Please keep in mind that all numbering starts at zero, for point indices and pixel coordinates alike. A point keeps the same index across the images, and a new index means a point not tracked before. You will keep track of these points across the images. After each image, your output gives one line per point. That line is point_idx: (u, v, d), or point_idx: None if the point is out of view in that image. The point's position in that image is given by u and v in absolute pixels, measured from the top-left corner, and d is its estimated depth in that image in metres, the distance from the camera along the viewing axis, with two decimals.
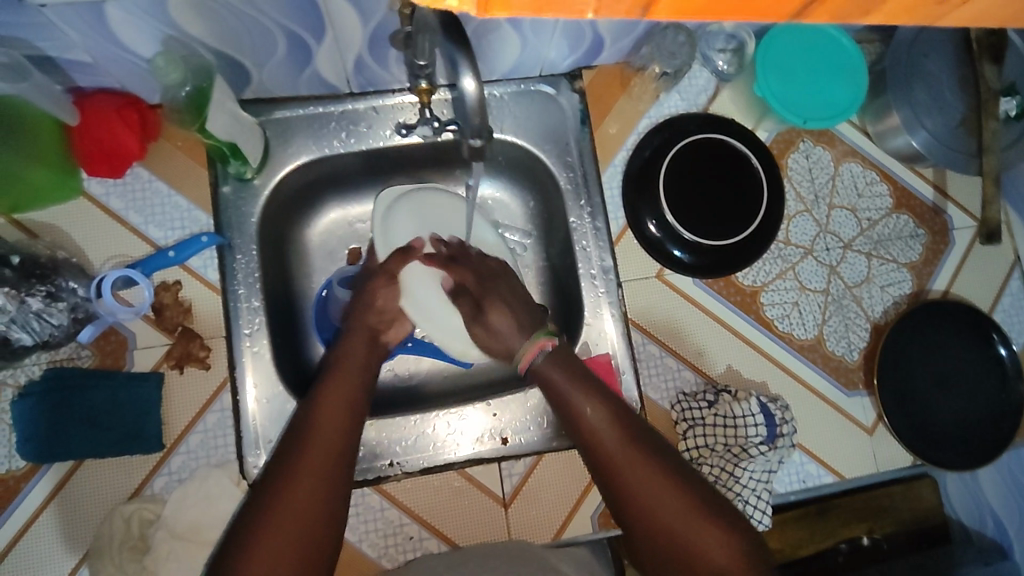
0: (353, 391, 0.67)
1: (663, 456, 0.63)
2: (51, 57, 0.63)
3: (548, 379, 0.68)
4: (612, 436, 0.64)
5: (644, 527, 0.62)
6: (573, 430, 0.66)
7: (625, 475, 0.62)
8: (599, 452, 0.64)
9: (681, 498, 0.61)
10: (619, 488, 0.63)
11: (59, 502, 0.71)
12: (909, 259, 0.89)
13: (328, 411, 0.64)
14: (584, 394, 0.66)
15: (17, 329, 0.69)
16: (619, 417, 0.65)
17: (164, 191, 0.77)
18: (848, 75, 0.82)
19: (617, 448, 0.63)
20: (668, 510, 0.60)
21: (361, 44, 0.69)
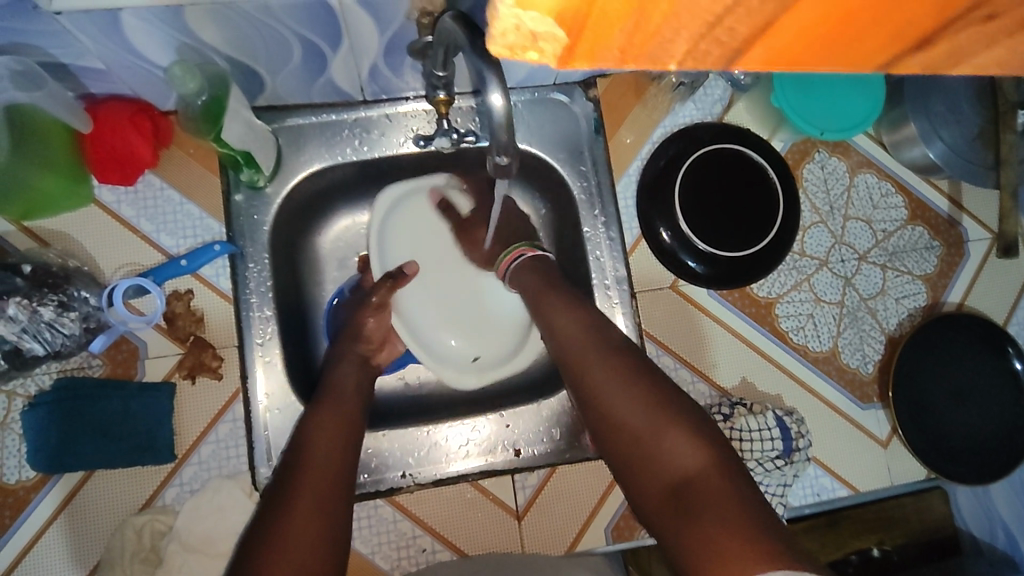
0: (348, 408, 0.69)
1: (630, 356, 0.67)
2: (64, 64, 0.62)
3: (534, 292, 0.75)
4: (583, 338, 0.69)
5: (609, 427, 0.64)
6: (550, 337, 0.72)
7: (591, 374, 0.66)
8: (571, 354, 0.69)
9: (641, 390, 0.64)
10: (585, 387, 0.67)
11: (69, 513, 0.70)
12: (924, 271, 0.88)
13: (327, 430, 0.66)
14: (558, 303, 0.72)
15: (29, 338, 0.68)
16: (592, 325, 0.70)
17: (176, 200, 0.77)
18: (865, 87, 0.81)
19: (585, 349, 0.68)
20: (627, 401, 0.63)
21: (377, 52, 0.68)
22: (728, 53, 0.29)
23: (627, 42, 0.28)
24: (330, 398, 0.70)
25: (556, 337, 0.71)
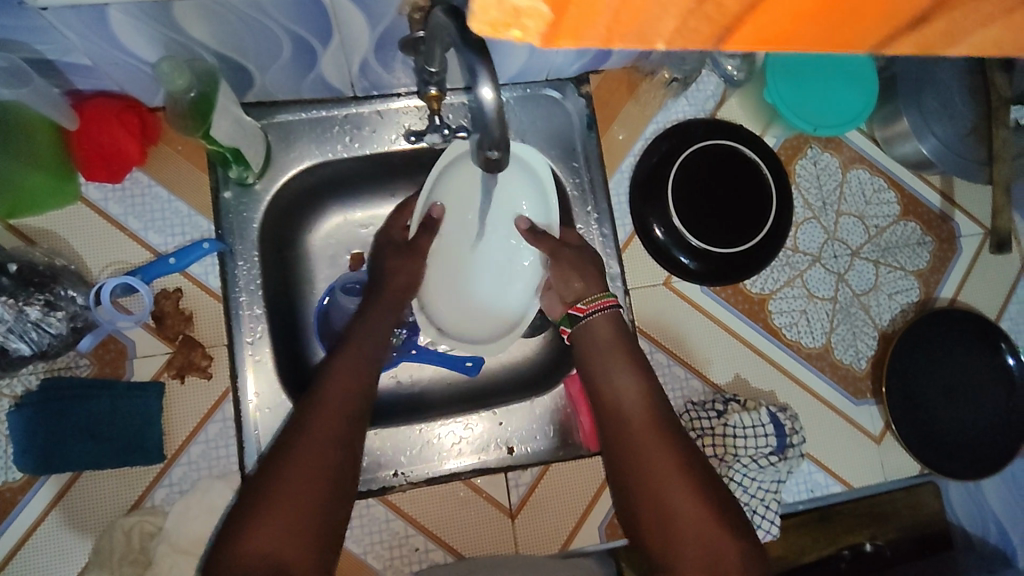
0: (353, 390, 0.68)
1: (680, 436, 0.69)
2: (51, 60, 0.61)
3: (584, 344, 0.75)
4: (639, 410, 0.70)
5: (649, 505, 0.66)
6: (598, 397, 0.73)
7: (642, 449, 0.68)
8: (622, 422, 0.70)
9: (690, 473, 0.66)
10: (633, 459, 0.68)
11: (57, 515, 0.69)
12: (917, 267, 0.88)
13: (324, 416, 0.65)
14: (617, 361, 0.73)
15: (14, 339, 0.67)
16: (649, 397, 0.71)
17: (164, 197, 0.75)
18: (857, 81, 0.81)
19: (638, 422, 0.70)
20: (673, 483, 0.65)
21: (368, 47, 0.68)
22: (718, 29, 0.28)
23: (614, 20, 0.27)
24: (348, 347, 0.71)
25: (606, 401, 0.72)
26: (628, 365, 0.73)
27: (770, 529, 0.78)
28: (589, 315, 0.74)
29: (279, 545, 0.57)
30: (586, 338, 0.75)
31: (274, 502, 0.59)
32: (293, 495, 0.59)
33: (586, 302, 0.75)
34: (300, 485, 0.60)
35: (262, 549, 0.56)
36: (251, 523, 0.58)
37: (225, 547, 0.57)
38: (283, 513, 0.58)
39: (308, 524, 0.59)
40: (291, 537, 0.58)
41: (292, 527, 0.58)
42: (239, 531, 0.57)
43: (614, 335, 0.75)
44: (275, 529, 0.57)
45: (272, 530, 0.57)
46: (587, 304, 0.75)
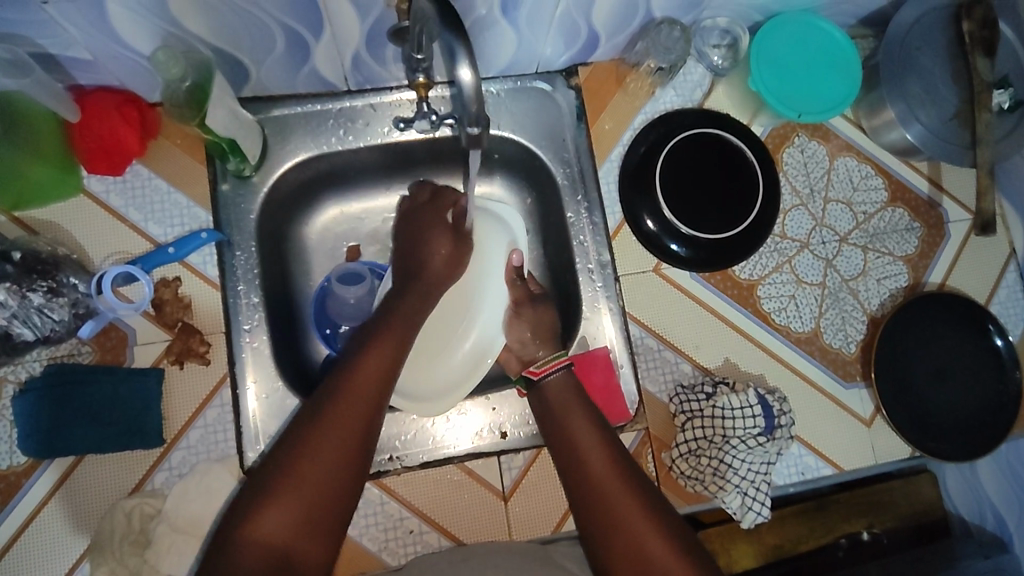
0: (374, 385, 0.65)
1: (638, 477, 0.69)
2: (53, 55, 0.65)
3: (545, 395, 0.76)
4: (598, 451, 0.71)
5: (618, 541, 0.65)
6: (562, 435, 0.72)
7: (606, 489, 0.68)
8: (582, 460, 0.70)
9: (652, 511, 0.66)
10: (602, 493, 0.67)
11: (61, 497, 0.71)
12: (905, 252, 0.89)
13: (340, 412, 0.63)
14: (575, 408, 0.74)
15: (18, 324, 0.70)
16: (606, 442, 0.71)
17: (164, 189, 0.77)
18: (839, 69, 0.83)
19: (599, 464, 0.69)
20: (640, 519, 0.65)
21: (359, 40, 0.70)
22: None
23: None
24: (382, 340, 0.69)
25: (566, 444, 0.72)
26: (584, 412, 0.74)
27: (761, 511, 0.78)
28: (541, 377, 0.76)
29: (287, 536, 0.58)
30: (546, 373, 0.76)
31: (282, 492, 0.59)
32: (308, 482, 0.60)
33: (539, 365, 0.77)
34: (319, 476, 0.60)
35: (266, 539, 0.57)
36: (260, 505, 0.58)
37: (235, 522, 0.58)
38: (296, 508, 0.59)
39: (324, 514, 0.60)
40: (303, 530, 0.59)
41: (301, 521, 0.59)
42: (250, 510, 0.58)
43: (570, 389, 0.76)
44: (283, 518, 0.58)
45: (284, 517, 0.58)
46: (541, 366, 0.77)
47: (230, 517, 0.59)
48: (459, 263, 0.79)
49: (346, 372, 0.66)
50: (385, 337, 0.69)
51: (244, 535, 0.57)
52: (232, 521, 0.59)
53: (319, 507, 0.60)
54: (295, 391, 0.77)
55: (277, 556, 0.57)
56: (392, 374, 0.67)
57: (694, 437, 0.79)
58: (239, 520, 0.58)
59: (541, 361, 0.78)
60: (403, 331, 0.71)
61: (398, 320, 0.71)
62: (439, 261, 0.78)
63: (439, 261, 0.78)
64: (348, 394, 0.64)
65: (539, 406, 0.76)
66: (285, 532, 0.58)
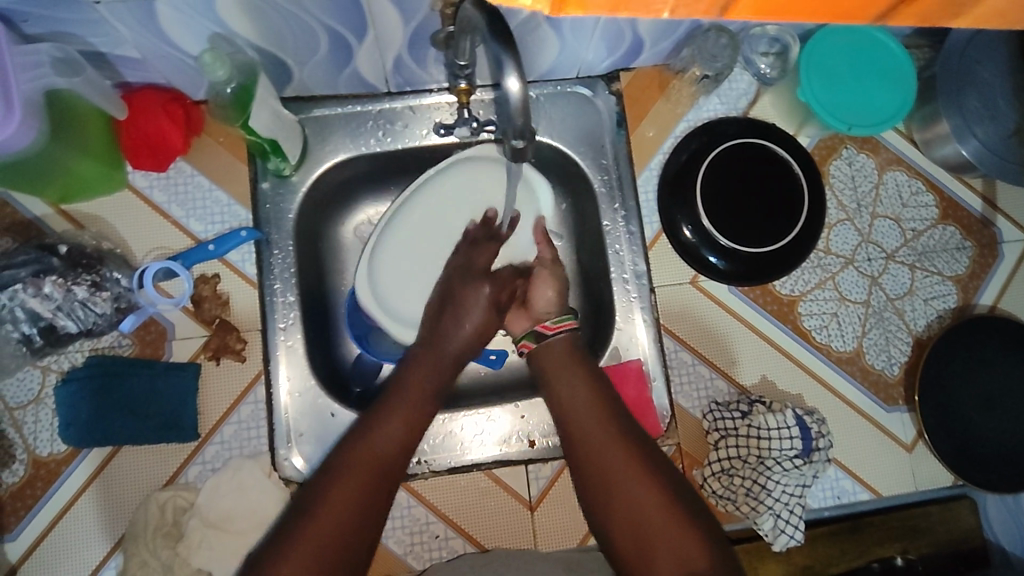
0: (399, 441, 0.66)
1: (652, 455, 0.66)
2: (102, 53, 0.66)
3: (546, 365, 0.73)
4: (603, 432, 0.67)
5: (625, 527, 0.63)
6: (562, 413, 0.70)
7: (612, 474, 0.65)
8: (588, 440, 0.67)
9: (666, 496, 0.63)
10: (606, 483, 0.65)
11: (98, 487, 0.73)
12: (955, 272, 0.86)
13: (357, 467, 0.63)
14: (572, 377, 0.71)
15: (63, 316, 0.72)
16: (615, 425, 0.68)
17: (205, 186, 0.79)
18: (893, 81, 0.80)
19: (606, 447, 0.66)
20: (653, 507, 0.63)
21: (402, 43, 0.70)
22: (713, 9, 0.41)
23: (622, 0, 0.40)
24: (398, 395, 0.69)
25: (573, 423, 0.69)
26: (592, 388, 0.70)
27: (793, 535, 0.76)
28: (554, 335, 0.73)
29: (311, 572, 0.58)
30: (553, 346, 0.73)
31: (305, 537, 0.59)
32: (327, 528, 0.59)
33: (553, 322, 0.74)
34: (340, 522, 0.60)
35: None
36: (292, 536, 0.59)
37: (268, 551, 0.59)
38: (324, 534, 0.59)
39: (352, 541, 0.60)
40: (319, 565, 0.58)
41: (329, 550, 0.59)
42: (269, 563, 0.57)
43: (580, 361, 0.72)
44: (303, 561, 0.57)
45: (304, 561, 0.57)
46: (554, 324, 0.74)
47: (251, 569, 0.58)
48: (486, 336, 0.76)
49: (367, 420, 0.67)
50: (399, 395, 0.69)
51: None
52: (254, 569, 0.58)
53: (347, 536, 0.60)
54: (327, 390, 0.77)
55: None
56: (410, 426, 0.68)
57: (727, 455, 0.77)
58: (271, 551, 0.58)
59: (554, 318, 0.75)
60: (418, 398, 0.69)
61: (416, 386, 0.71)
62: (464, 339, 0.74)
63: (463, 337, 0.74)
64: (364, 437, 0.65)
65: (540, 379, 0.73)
66: (314, 560, 0.58)
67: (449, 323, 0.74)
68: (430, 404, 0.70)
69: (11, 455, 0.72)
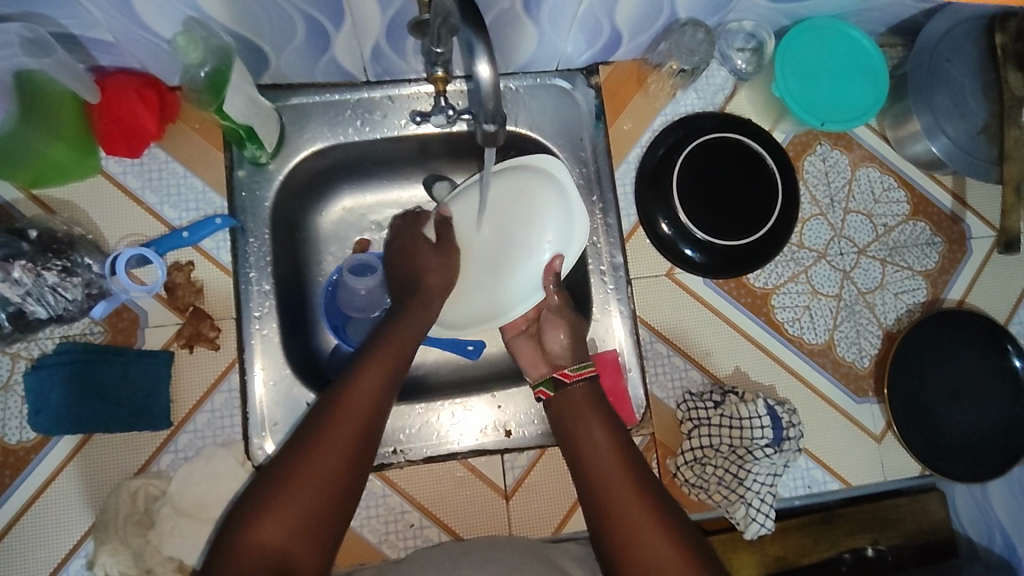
0: (379, 390, 0.65)
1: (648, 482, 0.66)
2: (75, 35, 0.66)
3: (563, 413, 0.71)
4: (612, 458, 0.67)
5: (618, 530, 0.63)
6: (568, 435, 0.70)
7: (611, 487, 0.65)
8: (593, 456, 0.67)
9: (665, 525, 0.63)
10: (602, 493, 0.65)
11: (69, 475, 0.72)
12: (925, 267, 0.88)
13: (341, 418, 0.63)
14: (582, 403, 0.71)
15: (32, 301, 0.71)
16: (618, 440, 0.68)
17: (180, 172, 0.78)
18: (865, 79, 0.81)
19: (607, 462, 0.67)
20: (650, 531, 0.62)
21: (379, 31, 0.70)
22: None
23: None
24: (351, 394, 0.64)
25: (583, 451, 0.68)
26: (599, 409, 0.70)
27: (765, 523, 0.77)
28: (573, 383, 0.71)
29: (290, 535, 0.58)
30: (571, 394, 0.71)
31: (287, 491, 0.59)
32: (308, 481, 0.59)
33: (573, 369, 0.72)
34: (320, 479, 0.60)
35: (264, 538, 0.57)
36: (258, 510, 0.58)
37: (234, 528, 0.58)
38: (294, 514, 0.58)
39: (316, 531, 0.59)
40: (300, 530, 0.58)
41: (310, 507, 0.59)
42: (250, 511, 0.58)
43: (597, 402, 0.71)
44: (283, 519, 0.58)
45: (283, 519, 0.58)
46: (573, 370, 0.72)
47: (230, 518, 0.59)
48: (449, 272, 0.76)
49: (326, 410, 0.63)
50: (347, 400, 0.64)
51: (246, 527, 0.57)
52: (235, 512, 0.59)
53: (309, 525, 0.58)
54: (302, 379, 0.77)
55: (276, 556, 0.57)
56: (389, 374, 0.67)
57: (700, 444, 0.78)
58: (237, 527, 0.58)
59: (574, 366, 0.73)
60: (369, 398, 0.65)
61: (401, 328, 0.71)
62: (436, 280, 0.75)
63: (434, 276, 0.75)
64: (331, 424, 0.62)
65: (556, 415, 0.72)
66: (293, 520, 0.58)
67: (415, 316, 0.72)
68: (404, 356, 0.69)
69: None
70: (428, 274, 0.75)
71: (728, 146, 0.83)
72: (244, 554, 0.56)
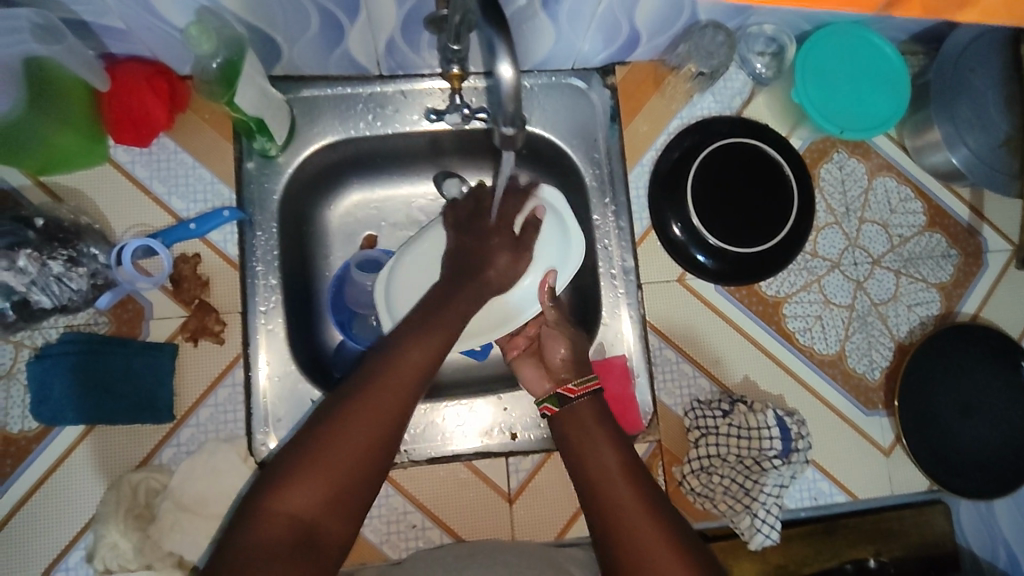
0: (420, 365, 0.62)
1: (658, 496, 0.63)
2: (86, 21, 0.65)
3: (568, 430, 0.69)
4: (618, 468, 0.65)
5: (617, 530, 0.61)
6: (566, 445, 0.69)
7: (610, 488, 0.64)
8: (592, 458, 0.66)
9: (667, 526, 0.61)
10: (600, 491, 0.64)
11: (71, 466, 0.71)
12: (939, 280, 0.86)
13: (377, 394, 0.60)
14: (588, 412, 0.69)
15: (37, 291, 0.70)
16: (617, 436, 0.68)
17: (188, 163, 0.77)
18: (887, 86, 0.80)
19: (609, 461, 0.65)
20: (650, 529, 0.60)
21: (395, 25, 0.69)
22: None
23: None
24: (388, 376, 0.61)
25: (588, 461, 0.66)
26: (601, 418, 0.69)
27: (770, 535, 0.76)
28: (577, 398, 0.70)
29: (315, 511, 0.56)
30: (577, 411, 0.69)
31: (315, 466, 0.56)
32: (338, 456, 0.57)
33: (578, 383, 0.70)
34: (349, 456, 0.57)
35: (289, 511, 0.55)
36: (284, 481, 0.56)
37: (255, 499, 0.55)
38: (321, 490, 0.56)
39: (344, 507, 0.57)
40: (326, 507, 0.56)
41: (337, 485, 0.56)
42: (275, 482, 0.56)
43: (606, 423, 0.69)
44: (310, 494, 0.55)
45: (311, 493, 0.55)
46: (578, 385, 0.71)
47: (256, 488, 0.56)
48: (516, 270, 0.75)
49: (357, 390, 0.60)
50: (383, 379, 0.60)
51: (275, 497, 0.55)
52: (262, 482, 0.57)
53: (337, 499, 0.57)
54: (308, 375, 0.76)
55: (299, 532, 0.55)
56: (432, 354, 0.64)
57: (707, 453, 0.78)
58: (258, 499, 0.55)
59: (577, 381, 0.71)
60: (406, 382, 0.61)
61: (453, 307, 0.68)
62: (498, 271, 0.74)
63: (498, 266, 0.74)
64: (364, 404, 0.59)
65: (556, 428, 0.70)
66: (319, 496, 0.56)
67: (467, 300, 0.70)
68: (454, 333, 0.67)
69: None
70: (492, 266, 0.74)
71: (750, 152, 0.82)
72: (272, 525, 0.54)
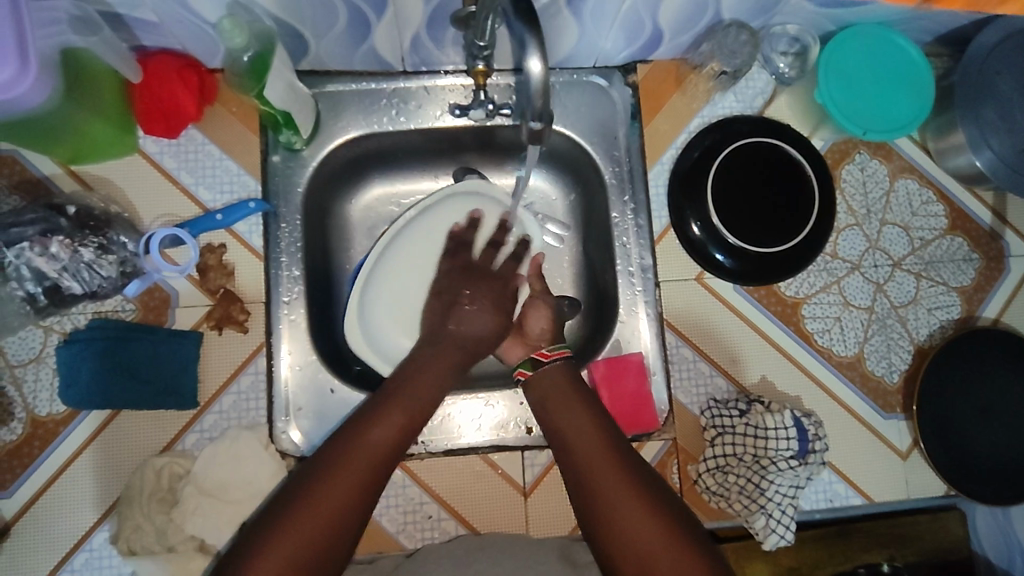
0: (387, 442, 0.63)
1: (654, 486, 0.62)
2: (120, 14, 0.66)
3: (553, 409, 0.69)
4: (605, 461, 0.63)
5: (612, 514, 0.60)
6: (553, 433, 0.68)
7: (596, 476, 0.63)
8: (577, 446, 0.65)
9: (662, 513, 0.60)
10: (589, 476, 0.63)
11: (96, 449, 0.73)
12: (960, 283, 0.86)
13: (345, 466, 0.60)
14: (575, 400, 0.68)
15: (68, 277, 0.72)
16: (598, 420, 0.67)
17: (215, 155, 0.78)
18: (912, 87, 0.80)
19: (592, 447, 0.64)
20: (642, 518, 0.60)
21: (420, 21, 0.70)
22: None
23: None
24: (355, 450, 0.61)
25: (577, 454, 0.65)
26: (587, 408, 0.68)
27: (784, 535, 0.76)
28: (549, 362, 0.71)
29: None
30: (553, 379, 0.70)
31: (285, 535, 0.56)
32: (306, 525, 0.57)
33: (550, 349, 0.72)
34: (319, 525, 0.57)
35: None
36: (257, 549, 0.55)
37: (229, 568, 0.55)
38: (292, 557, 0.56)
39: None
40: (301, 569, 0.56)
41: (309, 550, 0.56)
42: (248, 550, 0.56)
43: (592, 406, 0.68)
44: (282, 559, 0.55)
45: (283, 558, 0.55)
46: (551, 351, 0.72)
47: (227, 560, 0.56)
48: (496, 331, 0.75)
49: (325, 463, 0.60)
50: (354, 451, 0.61)
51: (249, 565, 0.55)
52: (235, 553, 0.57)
53: (330, 545, 0.57)
54: (328, 365, 0.78)
55: None
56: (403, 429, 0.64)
57: (723, 452, 0.78)
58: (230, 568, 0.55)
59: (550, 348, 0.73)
60: (374, 459, 0.61)
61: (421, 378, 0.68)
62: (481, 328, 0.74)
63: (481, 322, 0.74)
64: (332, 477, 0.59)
65: (545, 414, 0.69)
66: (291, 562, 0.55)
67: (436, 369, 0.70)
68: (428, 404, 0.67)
69: (10, 413, 0.73)
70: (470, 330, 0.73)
71: (766, 148, 0.81)
72: None
